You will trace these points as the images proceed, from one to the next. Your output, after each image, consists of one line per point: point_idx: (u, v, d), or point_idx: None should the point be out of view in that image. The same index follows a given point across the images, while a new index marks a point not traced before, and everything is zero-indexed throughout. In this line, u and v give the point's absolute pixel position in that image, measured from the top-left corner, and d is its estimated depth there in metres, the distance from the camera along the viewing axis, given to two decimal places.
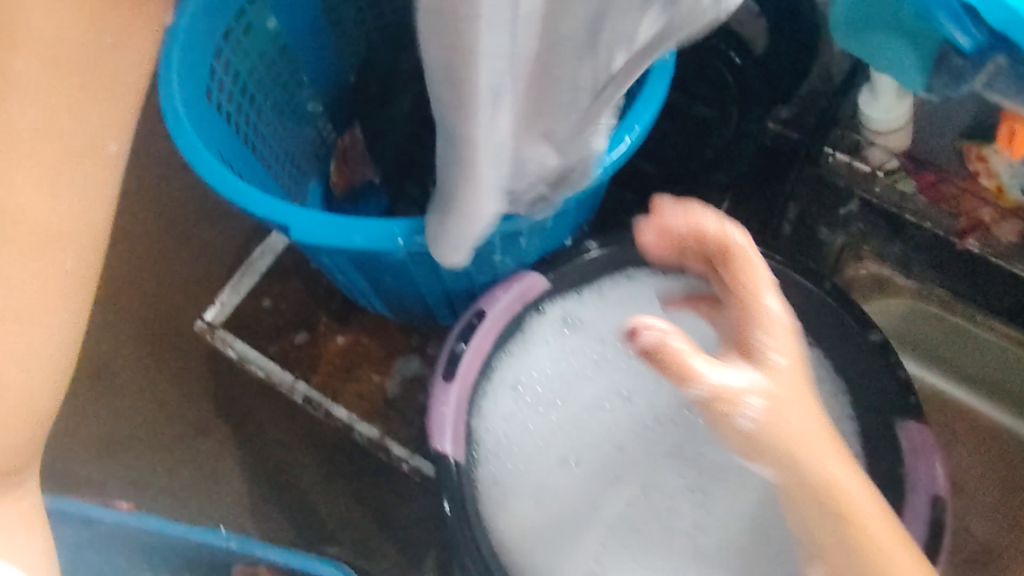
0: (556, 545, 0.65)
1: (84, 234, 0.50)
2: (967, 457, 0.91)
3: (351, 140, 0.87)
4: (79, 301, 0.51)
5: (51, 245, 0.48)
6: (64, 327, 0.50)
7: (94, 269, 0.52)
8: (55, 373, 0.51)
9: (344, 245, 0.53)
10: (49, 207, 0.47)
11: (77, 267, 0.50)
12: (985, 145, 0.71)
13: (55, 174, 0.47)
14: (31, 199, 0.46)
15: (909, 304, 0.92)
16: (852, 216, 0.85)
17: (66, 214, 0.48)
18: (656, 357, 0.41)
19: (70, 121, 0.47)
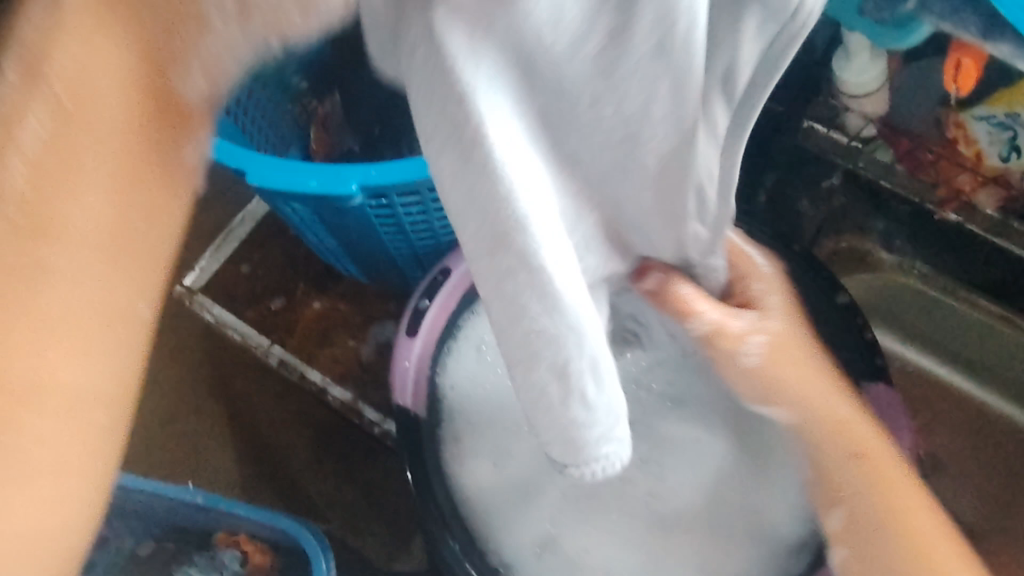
0: (514, 503, 0.68)
1: (108, 384, 0.39)
2: (950, 435, 0.90)
3: (330, 107, 0.82)
4: (114, 443, 0.41)
5: (71, 401, 0.37)
6: (101, 467, 0.41)
7: (124, 407, 0.42)
8: (83, 512, 0.41)
9: (300, 190, 0.53)
10: (78, 364, 0.37)
11: (113, 417, 0.40)
12: (964, 111, 0.70)
13: (93, 341, 0.38)
14: (60, 364, 0.36)
15: (889, 280, 0.91)
16: (835, 190, 0.86)
17: (98, 369, 0.38)
18: (674, 302, 0.54)
19: (100, 281, 0.37)
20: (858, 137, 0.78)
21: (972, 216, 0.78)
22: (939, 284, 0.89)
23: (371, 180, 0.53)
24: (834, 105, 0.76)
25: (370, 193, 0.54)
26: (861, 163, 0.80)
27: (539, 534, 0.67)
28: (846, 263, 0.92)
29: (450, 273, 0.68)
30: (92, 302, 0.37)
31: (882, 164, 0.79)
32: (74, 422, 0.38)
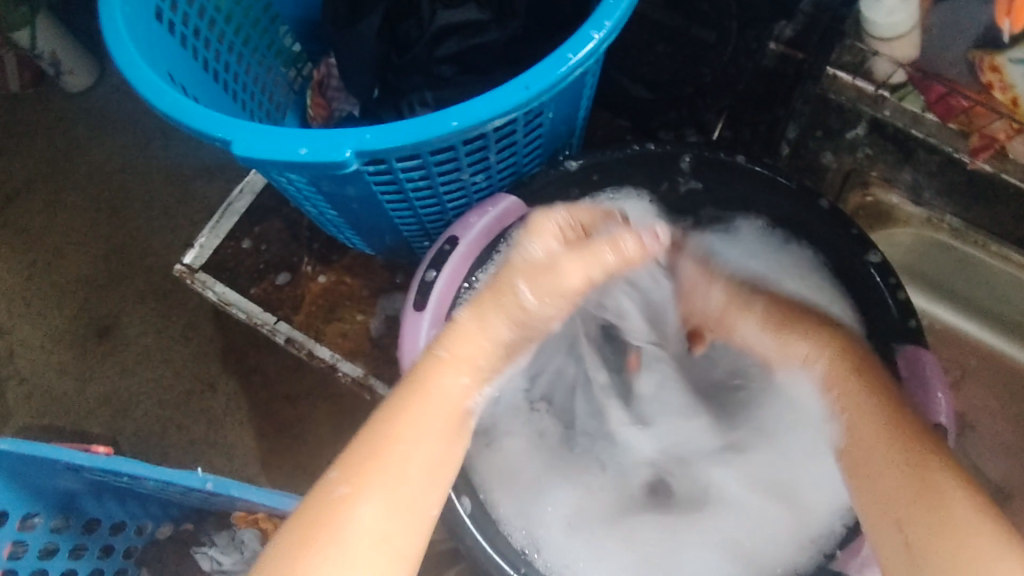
0: (539, 480, 0.70)
1: (444, 415, 0.53)
2: (979, 392, 0.87)
3: (327, 71, 0.83)
4: (443, 441, 0.52)
5: (420, 424, 0.52)
6: (422, 458, 0.51)
7: (432, 420, 0.52)
8: (438, 485, 0.52)
9: (286, 158, 0.50)
10: (452, 380, 0.54)
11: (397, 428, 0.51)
12: (1000, 54, 0.68)
13: (454, 373, 0.54)
14: (443, 372, 0.54)
15: (915, 234, 0.86)
16: (859, 141, 0.81)
17: (449, 394, 0.53)
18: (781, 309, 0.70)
19: (477, 345, 0.55)
20: (886, 84, 0.74)
21: (1006, 165, 0.73)
22: (972, 240, 0.83)
23: (367, 144, 0.49)
24: (860, 50, 0.74)
25: (366, 158, 0.51)
26: (888, 113, 0.75)
27: (566, 510, 0.69)
28: (870, 219, 0.88)
29: (457, 242, 0.66)
30: (460, 369, 0.54)
31: (910, 113, 0.74)
32: (405, 439, 0.51)
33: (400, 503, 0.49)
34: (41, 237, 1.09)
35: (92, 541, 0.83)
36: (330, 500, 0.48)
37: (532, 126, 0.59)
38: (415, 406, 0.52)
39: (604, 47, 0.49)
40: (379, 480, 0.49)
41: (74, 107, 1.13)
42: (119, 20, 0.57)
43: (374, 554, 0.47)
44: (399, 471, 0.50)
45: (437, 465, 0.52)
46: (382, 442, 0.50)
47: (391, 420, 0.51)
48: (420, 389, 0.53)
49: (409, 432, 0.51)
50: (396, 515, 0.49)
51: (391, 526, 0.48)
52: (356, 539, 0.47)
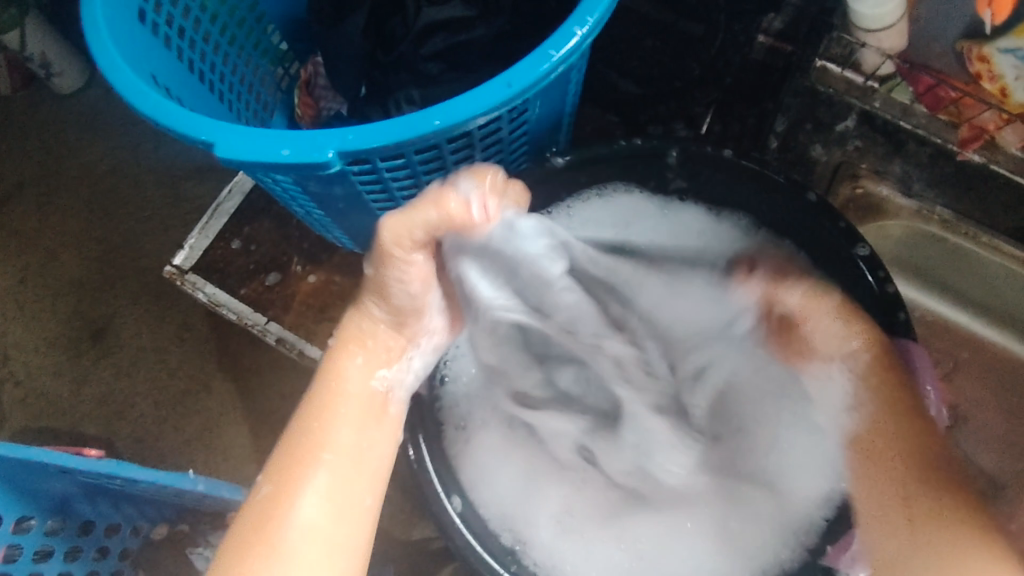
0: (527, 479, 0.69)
1: (359, 397, 0.56)
2: (970, 384, 0.87)
3: (314, 69, 0.82)
4: (363, 420, 0.56)
5: (336, 411, 0.55)
6: (346, 440, 0.54)
7: (344, 404, 0.55)
8: (371, 463, 0.55)
9: (269, 160, 0.50)
10: (356, 363, 0.57)
11: (316, 421, 0.54)
12: (989, 44, 0.67)
13: (357, 353, 0.57)
14: (349, 358, 0.57)
15: (906, 227, 0.85)
16: (848, 133, 0.84)
17: (358, 375, 0.57)
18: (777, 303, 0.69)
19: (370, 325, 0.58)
20: (874, 76, 0.75)
21: (995, 155, 0.74)
22: (962, 231, 0.83)
23: (349, 144, 0.49)
24: (848, 42, 0.74)
25: (348, 159, 0.51)
26: (878, 104, 0.76)
27: (554, 509, 0.68)
28: (860, 212, 0.86)
29: None
30: (363, 350, 0.57)
31: (900, 105, 0.75)
32: (323, 428, 0.54)
33: (320, 493, 0.52)
34: (32, 239, 1.09)
35: (88, 543, 0.83)
36: (257, 504, 0.52)
37: (517, 123, 0.59)
38: (329, 396, 0.55)
39: (586, 43, 0.49)
40: (298, 477, 0.52)
41: (64, 109, 1.13)
42: (101, 23, 0.56)
43: (305, 545, 0.50)
44: (312, 463, 0.53)
45: (354, 450, 0.54)
46: (304, 437, 0.54)
47: (308, 415, 0.55)
48: (330, 376, 0.56)
49: (326, 421, 0.54)
50: (331, 500, 0.52)
51: (319, 515, 0.51)
52: (288, 532, 0.50)
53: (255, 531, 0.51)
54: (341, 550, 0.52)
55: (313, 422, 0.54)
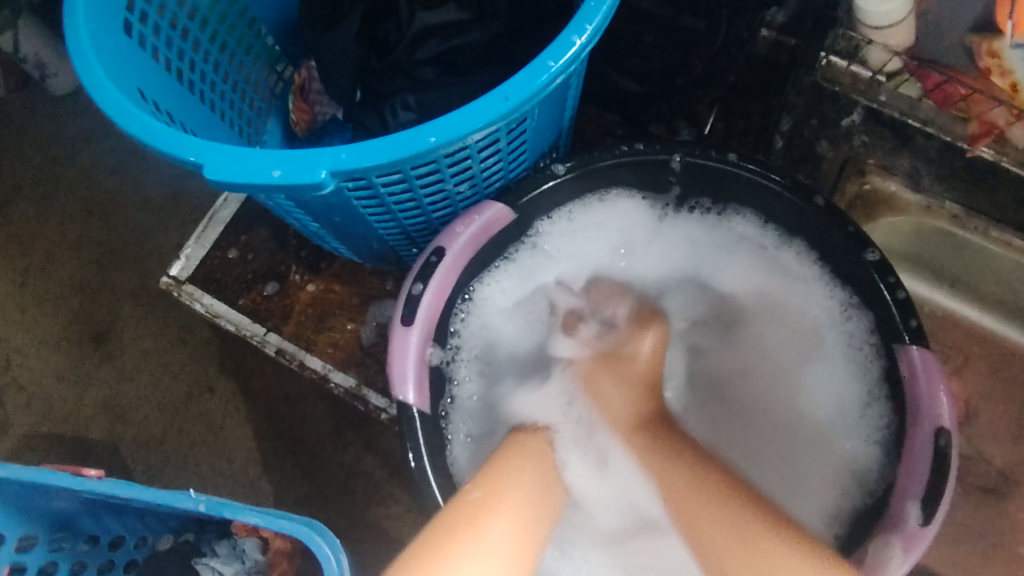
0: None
1: (544, 478, 0.62)
2: (981, 381, 0.85)
3: (308, 74, 0.81)
4: (544, 502, 0.61)
5: (523, 472, 0.61)
6: (524, 497, 0.59)
7: (533, 475, 0.61)
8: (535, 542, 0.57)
9: (259, 181, 0.48)
10: (543, 453, 0.64)
11: (508, 472, 0.60)
12: (999, 39, 0.67)
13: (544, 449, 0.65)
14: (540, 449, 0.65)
15: (915, 222, 0.83)
16: (855, 129, 0.81)
17: (541, 460, 0.63)
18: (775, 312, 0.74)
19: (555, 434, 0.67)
20: (881, 71, 0.73)
21: (1005, 149, 0.72)
22: (972, 226, 0.81)
23: (343, 164, 0.48)
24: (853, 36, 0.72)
25: (343, 177, 0.50)
26: (883, 98, 0.74)
27: (555, 531, 0.71)
28: (867, 210, 0.85)
29: (444, 252, 0.65)
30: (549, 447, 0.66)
31: (908, 98, 0.73)
32: (510, 478, 0.60)
33: (519, 515, 0.57)
34: (29, 246, 1.08)
35: (92, 557, 0.81)
36: (466, 504, 0.56)
37: (515, 134, 0.57)
38: (518, 464, 0.62)
39: (583, 53, 0.48)
40: (505, 493, 0.58)
41: (58, 112, 1.11)
42: (84, 37, 0.55)
43: (503, 549, 0.54)
44: (516, 491, 0.58)
45: (526, 505, 0.58)
46: (492, 479, 0.59)
47: (502, 470, 0.61)
48: (518, 454, 0.63)
49: (518, 481, 0.60)
50: (498, 535, 0.55)
51: (513, 528, 0.56)
52: (493, 529, 0.55)
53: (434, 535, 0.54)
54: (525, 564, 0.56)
55: (503, 471, 0.60)
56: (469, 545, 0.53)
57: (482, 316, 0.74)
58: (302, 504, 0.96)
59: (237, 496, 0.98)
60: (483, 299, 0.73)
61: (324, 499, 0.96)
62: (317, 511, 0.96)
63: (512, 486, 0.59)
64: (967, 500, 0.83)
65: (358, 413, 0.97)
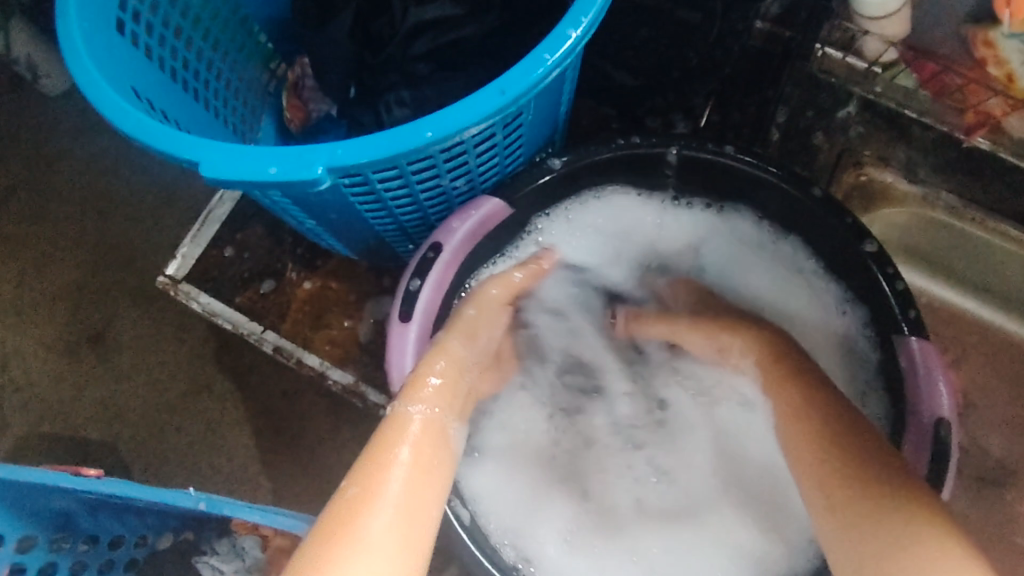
0: (538, 498, 0.71)
1: (428, 430, 0.56)
2: (981, 370, 0.85)
3: (301, 70, 0.81)
4: (438, 456, 0.56)
5: (401, 435, 0.55)
6: (408, 464, 0.53)
7: (413, 431, 0.56)
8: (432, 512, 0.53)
9: (254, 178, 0.48)
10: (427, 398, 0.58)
11: (383, 446, 0.54)
12: (994, 29, 0.67)
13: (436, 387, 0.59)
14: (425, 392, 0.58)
15: (911, 213, 0.84)
16: (851, 120, 0.83)
17: (422, 409, 0.57)
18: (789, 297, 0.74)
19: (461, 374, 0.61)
20: (877, 62, 0.73)
21: (1001, 140, 0.73)
22: (968, 217, 0.82)
23: (339, 160, 0.48)
24: (849, 28, 0.73)
25: (340, 173, 0.49)
26: (879, 89, 0.75)
27: (560, 526, 0.71)
28: (864, 201, 0.85)
29: (440, 249, 0.65)
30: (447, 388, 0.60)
31: (903, 89, 0.74)
32: (388, 451, 0.54)
33: (403, 506, 0.51)
34: (25, 246, 1.07)
35: (92, 557, 0.81)
36: (342, 502, 0.50)
37: (512, 128, 0.57)
38: (401, 431, 0.55)
39: (580, 47, 0.48)
40: (384, 483, 0.51)
41: (51, 112, 1.10)
42: (76, 36, 0.54)
43: (387, 548, 0.49)
44: (396, 480, 0.52)
45: (413, 477, 0.53)
46: (370, 457, 0.53)
47: (378, 442, 0.55)
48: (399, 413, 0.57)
49: (392, 445, 0.54)
50: (382, 529, 0.49)
51: (397, 522, 0.50)
52: (374, 528, 0.49)
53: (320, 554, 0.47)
54: (419, 558, 0.50)
55: (378, 445, 0.54)
56: (348, 555, 0.47)
57: None
58: (303, 502, 0.96)
59: (237, 493, 0.97)
60: None
61: (323, 496, 0.96)
62: (318, 508, 0.96)
63: (392, 460, 0.53)
64: (965, 491, 0.83)
65: (357, 410, 0.97)
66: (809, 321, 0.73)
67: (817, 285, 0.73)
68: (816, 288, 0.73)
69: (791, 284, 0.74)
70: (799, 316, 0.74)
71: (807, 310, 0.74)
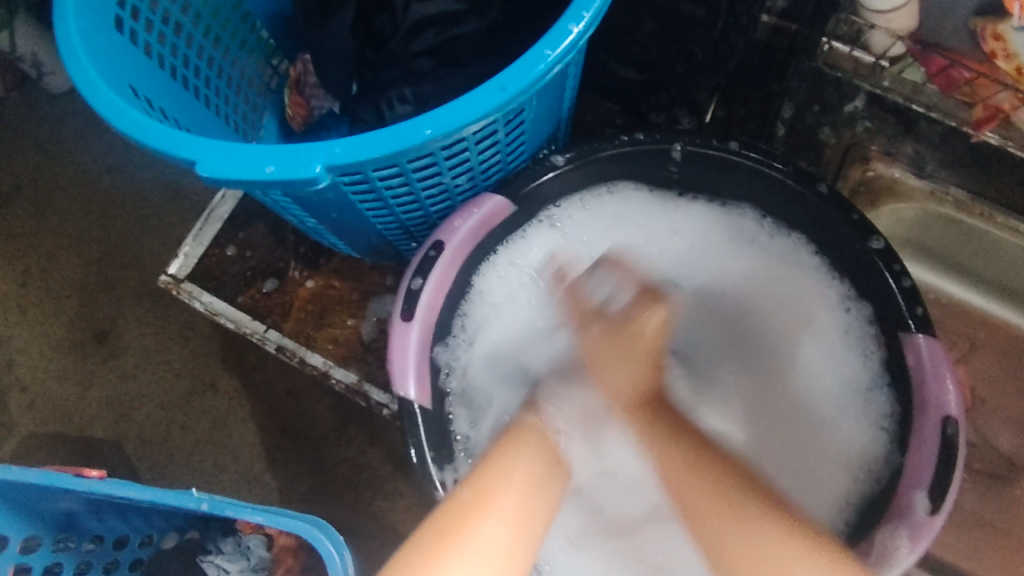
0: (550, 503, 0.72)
1: (541, 454, 0.61)
2: (990, 367, 0.84)
3: (303, 68, 0.79)
4: (549, 482, 0.60)
5: (517, 454, 0.60)
6: (522, 483, 0.58)
7: (532, 451, 0.61)
8: (536, 535, 0.56)
9: (253, 178, 0.48)
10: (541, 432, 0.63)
11: (499, 461, 0.59)
12: (1004, 22, 0.66)
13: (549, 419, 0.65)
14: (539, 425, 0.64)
15: (920, 209, 0.81)
16: (858, 114, 0.82)
17: (534, 438, 0.62)
18: (801, 290, 0.73)
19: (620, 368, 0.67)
20: (884, 56, 0.74)
21: (1010, 134, 0.74)
22: (978, 212, 0.80)
23: (338, 159, 0.47)
24: (855, 22, 0.73)
25: (338, 172, 0.49)
26: (887, 82, 0.76)
27: (569, 532, 0.72)
28: (870, 196, 0.83)
29: (442, 247, 0.65)
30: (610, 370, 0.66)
31: (911, 83, 0.75)
32: (508, 468, 0.58)
33: (512, 517, 0.55)
34: (30, 244, 1.07)
35: (97, 556, 0.80)
36: (455, 503, 0.54)
37: (514, 124, 0.56)
38: (515, 452, 0.60)
39: (581, 42, 0.47)
40: (495, 495, 0.55)
41: (56, 110, 1.10)
42: (74, 34, 0.54)
43: (496, 554, 0.52)
44: (509, 497, 0.56)
45: (524, 496, 0.57)
46: (486, 472, 0.58)
47: (496, 457, 0.60)
48: (515, 437, 0.62)
49: (512, 465, 0.59)
50: (495, 540, 0.52)
51: (506, 532, 0.53)
52: (484, 529, 0.53)
53: (434, 545, 0.51)
54: (520, 568, 0.53)
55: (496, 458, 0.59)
56: (459, 549, 0.51)
57: (486, 313, 0.73)
58: (307, 500, 0.96)
59: (241, 492, 0.97)
60: (487, 294, 0.72)
61: (327, 495, 0.96)
62: (322, 507, 0.95)
63: (506, 477, 0.57)
64: (973, 488, 0.82)
65: (360, 409, 0.97)
66: (820, 317, 0.72)
67: (830, 281, 0.71)
68: (830, 285, 0.71)
69: (801, 280, 0.73)
70: (810, 312, 0.72)
71: (820, 306, 0.72)
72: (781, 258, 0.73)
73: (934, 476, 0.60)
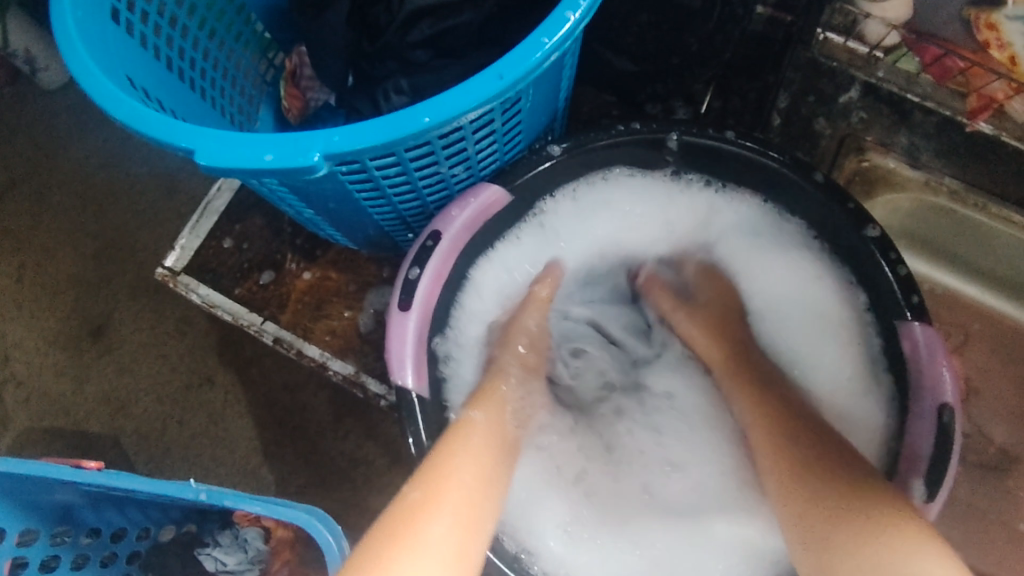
0: (540, 493, 0.71)
1: (485, 446, 0.61)
2: (983, 357, 0.85)
3: (299, 60, 0.79)
4: (493, 471, 0.60)
5: (464, 449, 0.59)
6: (469, 478, 0.57)
7: (476, 443, 0.61)
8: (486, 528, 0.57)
9: (250, 166, 0.48)
10: (486, 423, 0.63)
11: (446, 457, 0.58)
12: (997, 12, 0.71)
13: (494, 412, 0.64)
14: (485, 416, 0.64)
15: (915, 199, 0.82)
16: (852, 104, 0.81)
17: (479, 431, 0.62)
18: (797, 277, 0.73)
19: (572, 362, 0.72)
20: (879, 46, 0.75)
21: (1003, 124, 0.75)
22: (972, 202, 0.80)
23: (336, 146, 0.48)
24: (850, 12, 0.74)
25: (336, 160, 0.49)
26: (881, 73, 0.76)
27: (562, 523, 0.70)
28: (866, 185, 0.84)
29: (440, 237, 0.65)
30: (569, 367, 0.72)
31: (905, 73, 0.75)
32: (456, 463, 0.58)
33: (460, 517, 0.55)
34: (25, 238, 1.07)
35: (94, 549, 0.80)
36: (404, 504, 0.54)
37: (511, 114, 0.57)
38: (462, 447, 0.59)
39: (579, 30, 0.47)
40: (444, 494, 0.55)
41: (50, 105, 1.10)
42: (70, 25, 0.54)
43: (442, 553, 0.52)
44: (457, 491, 0.56)
45: (472, 489, 0.57)
46: (434, 468, 0.57)
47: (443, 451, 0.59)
48: (464, 429, 0.61)
49: (457, 458, 0.58)
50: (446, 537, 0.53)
51: (452, 536, 0.53)
52: (433, 530, 0.53)
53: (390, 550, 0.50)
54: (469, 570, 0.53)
55: (444, 453, 0.59)
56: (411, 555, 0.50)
57: (484, 302, 0.73)
58: (305, 493, 0.96)
59: (239, 485, 0.97)
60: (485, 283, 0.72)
61: (325, 487, 0.96)
62: (320, 499, 0.96)
63: (454, 473, 0.57)
64: (967, 478, 0.83)
65: (358, 401, 0.97)
66: (817, 304, 0.72)
67: (827, 268, 0.71)
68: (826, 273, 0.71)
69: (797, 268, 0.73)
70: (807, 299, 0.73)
71: (817, 292, 0.72)
72: (777, 247, 0.74)
73: (929, 464, 0.60)
